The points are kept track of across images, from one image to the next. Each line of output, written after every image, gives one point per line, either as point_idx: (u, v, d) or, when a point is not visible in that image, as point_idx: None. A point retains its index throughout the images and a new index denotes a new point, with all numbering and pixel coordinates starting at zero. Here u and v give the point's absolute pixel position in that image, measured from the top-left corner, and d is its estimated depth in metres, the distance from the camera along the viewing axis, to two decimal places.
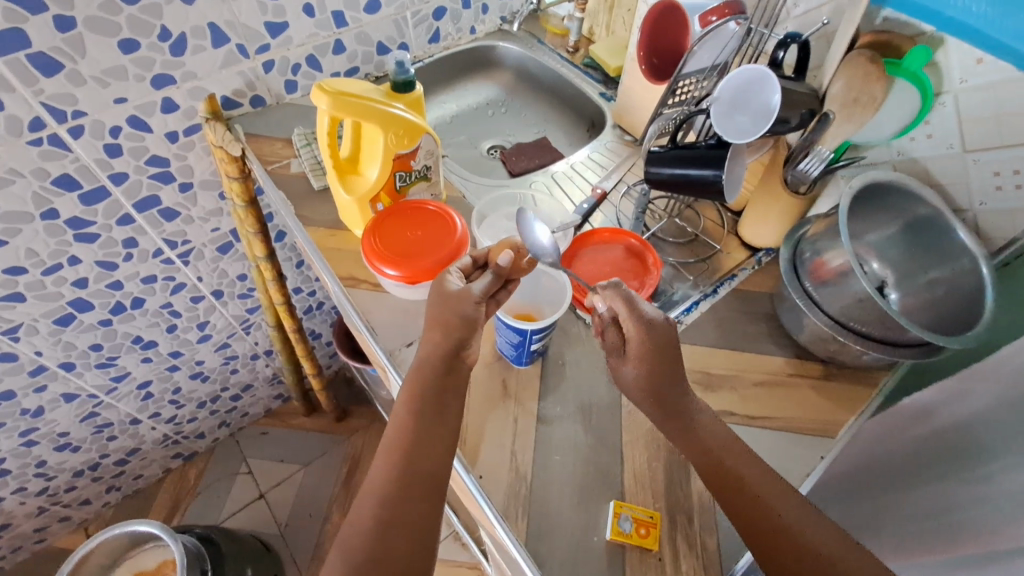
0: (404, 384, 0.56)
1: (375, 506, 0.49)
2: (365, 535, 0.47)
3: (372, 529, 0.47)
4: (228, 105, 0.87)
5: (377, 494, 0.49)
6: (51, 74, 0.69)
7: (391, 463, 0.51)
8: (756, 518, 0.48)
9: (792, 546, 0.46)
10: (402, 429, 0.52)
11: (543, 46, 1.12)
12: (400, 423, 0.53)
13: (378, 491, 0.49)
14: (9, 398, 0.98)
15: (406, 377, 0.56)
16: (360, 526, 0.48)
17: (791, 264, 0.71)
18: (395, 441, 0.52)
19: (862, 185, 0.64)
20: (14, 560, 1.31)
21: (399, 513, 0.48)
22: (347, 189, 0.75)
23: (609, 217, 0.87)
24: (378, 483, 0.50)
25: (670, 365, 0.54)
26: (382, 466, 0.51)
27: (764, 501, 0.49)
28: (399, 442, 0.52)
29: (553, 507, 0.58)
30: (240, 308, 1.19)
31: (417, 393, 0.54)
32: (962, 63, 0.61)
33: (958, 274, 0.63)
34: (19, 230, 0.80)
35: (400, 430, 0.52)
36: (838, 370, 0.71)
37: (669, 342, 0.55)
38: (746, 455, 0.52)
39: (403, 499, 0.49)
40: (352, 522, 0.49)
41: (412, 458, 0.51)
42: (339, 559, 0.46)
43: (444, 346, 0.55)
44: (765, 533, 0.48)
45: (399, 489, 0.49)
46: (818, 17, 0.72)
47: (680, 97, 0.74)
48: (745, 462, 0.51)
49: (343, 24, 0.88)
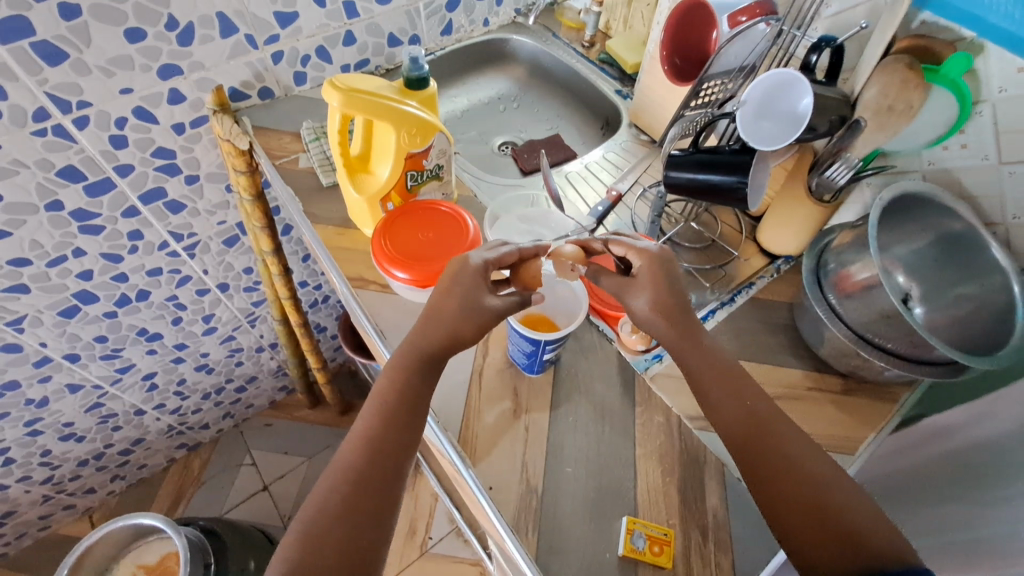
0: (384, 366, 0.54)
1: (341, 485, 0.47)
2: (328, 524, 0.45)
3: (338, 517, 0.45)
4: (235, 97, 0.85)
5: (345, 472, 0.48)
6: (56, 62, 0.67)
7: (361, 443, 0.49)
8: (783, 495, 0.46)
9: (825, 523, 0.44)
10: (380, 413, 0.51)
11: (558, 40, 1.10)
12: (375, 410, 0.51)
13: (347, 473, 0.47)
14: (13, 388, 0.98)
15: (391, 359, 0.54)
16: (328, 509, 0.46)
17: (814, 274, 0.69)
18: (369, 428, 0.50)
19: (893, 196, 0.62)
20: (19, 546, 1.32)
21: (367, 503, 0.47)
22: (357, 188, 0.73)
23: (623, 219, 0.85)
24: (347, 468, 0.48)
25: (672, 292, 0.55)
26: (351, 450, 0.49)
27: (793, 482, 0.47)
28: (374, 429, 0.50)
29: (566, 521, 0.57)
30: (246, 301, 1.17)
31: (401, 378, 0.52)
32: (1003, 70, 0.59)
33: (988, 291, 0.61)
34: (23, 221, 0.78)
35: (376, 415, 0.51)
36: (857, 384, 0.69)
37: (671, 277, 0.56)
38: (772, 428, 0.50)
39: (375, 484, 0.47)
40: (311, 508, 0.46)
41: (386, 443, 0.49)
42: (303, 535, 0.45)
43: (438, 335, 0.53)
44: (792, 512, 0.46)
45: (370, 477, 0.48)
46: (853, 19, 0.69)
47: (703, 99, 0.72)
48: (767, 438, 0.49)
49: (354, 15, 0.86)
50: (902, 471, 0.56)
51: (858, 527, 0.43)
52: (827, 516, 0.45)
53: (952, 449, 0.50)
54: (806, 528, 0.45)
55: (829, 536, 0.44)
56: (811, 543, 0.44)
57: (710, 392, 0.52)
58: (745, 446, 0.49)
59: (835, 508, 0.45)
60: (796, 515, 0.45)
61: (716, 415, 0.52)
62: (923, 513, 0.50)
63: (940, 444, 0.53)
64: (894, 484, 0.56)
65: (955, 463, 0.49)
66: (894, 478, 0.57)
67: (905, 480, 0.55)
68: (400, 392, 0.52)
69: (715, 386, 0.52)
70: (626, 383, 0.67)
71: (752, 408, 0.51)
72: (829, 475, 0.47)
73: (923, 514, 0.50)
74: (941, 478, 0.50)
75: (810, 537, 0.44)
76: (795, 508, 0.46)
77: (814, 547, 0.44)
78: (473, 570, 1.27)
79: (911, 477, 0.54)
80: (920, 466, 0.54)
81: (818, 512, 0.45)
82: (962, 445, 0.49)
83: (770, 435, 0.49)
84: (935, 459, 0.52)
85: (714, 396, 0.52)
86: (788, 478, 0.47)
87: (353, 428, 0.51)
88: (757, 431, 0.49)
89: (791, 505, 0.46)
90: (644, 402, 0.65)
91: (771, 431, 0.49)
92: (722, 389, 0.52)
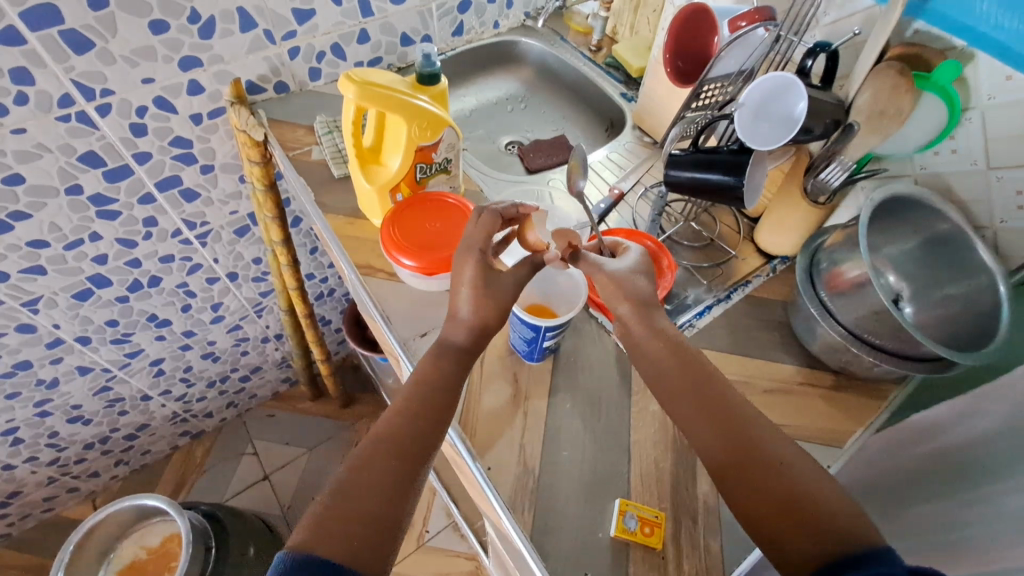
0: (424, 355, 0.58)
1: (378, 456, 0.49)
2: (372, 485, 0.47)
3: (383, 483, 0.47)
4: (252, 90, 0.88)
5: (382, 445, 0.50)
6: (83, 51, 0.70)
7: (401, 419, 0.52)
8: (754, 487, 0.46)
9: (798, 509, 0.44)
10: (419, 398, 0.54)
11: (566, 44, 1.13)
12: (428, 393, 0.54)
13: (385, 444, 0.50)
14: (25, 368, 1.00)
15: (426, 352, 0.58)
16: (363, 474, 0.47)
17: (807, 273, 0.71)
18: (409, 408, 0.53)
19: (883, 198, 0.65)
20: (22, 527, 1.34)
21: (410, 480, 0.48)
22: (368, 178, 0.76)
23: (625, 217, 0.87)
24: (396, 438, 0.50)
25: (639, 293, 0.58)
26: (397, 423, 0.51)
27: (769, 471, 0.47)
28: (413, 410, 0.52)
29: (560, 501, 0.59)
30: (254, 291, 1.20)
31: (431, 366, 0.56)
32: (992, 79, 0.61)
33: (975, 291, 0.63)
34: (44, 204, 0.81)
35: (417, 399, 0.53)
36: (848, 381, 0.71)
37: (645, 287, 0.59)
38: (740, 418, 0.50)
39: (408, 460, 0.49)
40: (352, 472, 0.48)
41: (422, 425, 0.52)
42: (335, 494, 0.46)
43: (460, 331, 0.58)
44: (763, 504, 0.45)
45: (408, 453, 0.50)
46: (848, 27, 0.72)
47: (703, 102, 0.76)
48: (733, 428, 0.49)
49: (369, 14, 0.89)
50: (887, 461, 0.58)
51: (827, 516, 0.43)
52: (799, 506, 0.44)
53: (933, 442, 0.52)
54: (781, 523, 0.44)
55: (797, 520, 0.44)
56: (783, 533, 0.44)
57: (671, 387, 0.53)
58: (712, 441, 0.49)
59: (807, 500, 0.44)
60: (766, 506, 0.45)
61: (680, 422, 0.52)
62: (906, 501, 0.52)
63: (922, 437, 0.55)
64: (879, 476, 0.58)
65: (938, 454, 0.51)
66: (879, 469, 0.58)
67: (889, 472, 0.57)
68: (448, 385, 0.55)
69: (675, 387, 0.53)
70: (622, 372, 0.69)
71: (718, 402, 0.51)
72: (796, 460, 0.47)
73: (907, 503, 0.52)
74: (925, 469, 0.52)
75: (780, 523, 0.44)
76: (763, 496, 0.46)
77: (785, 537, 0.43)
78: (470, 564, 1.29)
79: (896, 469, 0.55)
80: (905, 458, 0.55)
81: (786, 501, 0.45)
82: (943, 437, 0.51)
83: (735, 426, 0.50)
84: (920, 449, 0.54)
85: (672, 395, 0.53)
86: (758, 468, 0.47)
87: (393, 407, 0.53)
88: (722, 427, 0.50)
89: (760, 498, 0.46)
90: (640, 390, 0.67)
91: (737, 424, 0.50)
92: (684, 387, 0.53)
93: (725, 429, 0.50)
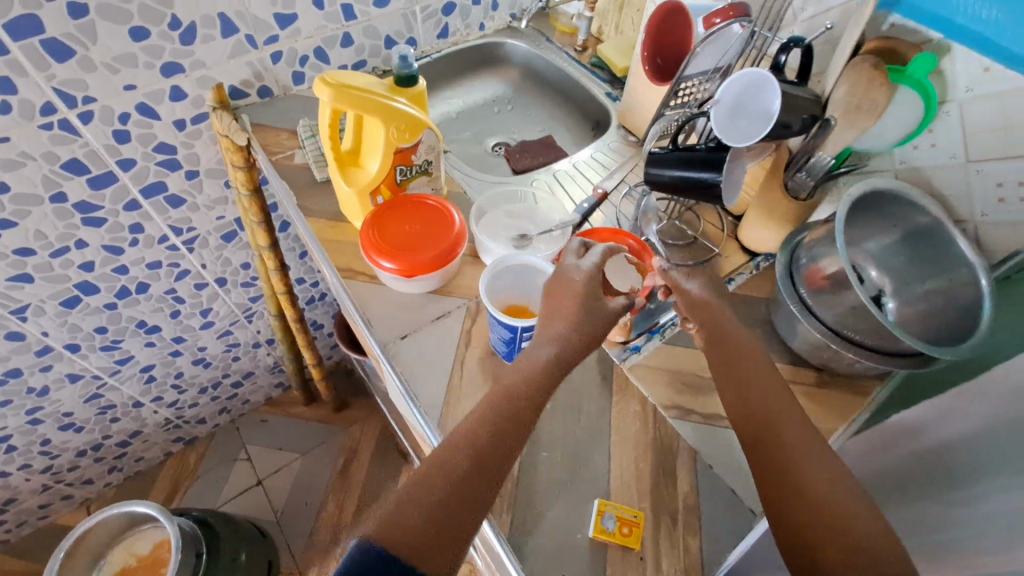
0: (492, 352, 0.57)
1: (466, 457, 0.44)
2: (445, 489, 0.42)
3: (456, 487, 0.42)
4: (235, 95, 0.88)
5: (470, 446, 0.44)
6: (64, 59, 0.70)
7: (486, 417, 0.46)
8: (784, 497, 0.47)
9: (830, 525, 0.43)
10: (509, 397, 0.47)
11: (551, 44, 1.13)
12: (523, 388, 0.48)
13: (469, 444, 0.44)
14: (15, 376, 1.00)
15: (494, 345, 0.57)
16: (443, 474, 0.42)
17: (787, 270, 0.71)
18: (497, 407, 0.47)
19: (861, 192, 0.64)
20: (17, 535, 1.34)
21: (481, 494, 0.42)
22: (348, 181, 0.75)
23: (609, 216, 0.87)
24: (482, 443, 0.44)
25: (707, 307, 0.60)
26: (482, 422, 0.46)
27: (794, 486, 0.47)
28: (496, 408, 0.47)
29: (539, 503, 0.59)
30: (243, 296, 1.20)
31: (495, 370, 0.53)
32: (969, 71, 0.61)
33: (956, 285, 0.62)
34: (29, 212, 0.81)
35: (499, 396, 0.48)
36: (831, 377, 0.71)
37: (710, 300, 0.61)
38: (794, 424, 0.51)
39: (486, 468, 0.43)
40: (435, 470, 0.43)
41: (503, 426, 0.46)
42: (414, 491, 0.42)
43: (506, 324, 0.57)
44: (796, 515, 0.45)
45: (484, 458, 0.44)
46: (824, 22, 0.71)
47: (681, 99, 0.76)
48: (771, 434, 0.51)
49: (352, 17, 0.89)
50: (867, 459, 0.57)
51: (866, 542, 0.40)
52: (838, 523, 0.43)
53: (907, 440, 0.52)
54: (820, 536, 0.44)
55: (833, 531, 0.43)
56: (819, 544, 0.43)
57: (727, 392, 0.56)
58: (750, 445, 0.52)
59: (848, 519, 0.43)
60: (801, 516, 0.45)
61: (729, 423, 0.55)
62: (884, 499, 0.52)
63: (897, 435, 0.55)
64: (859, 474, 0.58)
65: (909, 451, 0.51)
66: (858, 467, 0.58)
67: (869, 470, 0.56)
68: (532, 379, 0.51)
69: (729, 391, 0.56)
70: (603, 371, 0.69)
71: (765, 408, 0.53)
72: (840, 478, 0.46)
73: (885, 501, 0.52)
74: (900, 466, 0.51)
75: (814, 534, 0.44)
76: (797, 496, 0.46)
77: (826, 550, 0.43)
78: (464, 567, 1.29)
79: (874, 466, 0.55)
80: (883, 455, 0.55)
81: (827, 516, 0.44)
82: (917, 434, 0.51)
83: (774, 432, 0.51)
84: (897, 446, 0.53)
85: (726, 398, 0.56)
86: (787, 479, 0.48)
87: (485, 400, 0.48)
88: (763, 431, 0.52)
89: (798, 508, 0.46)
90: (620, 390, 0.67)
91: (773, 431, 0.51)
92: (737, 391, 0.55)
93: (762, 432, 0.51)
